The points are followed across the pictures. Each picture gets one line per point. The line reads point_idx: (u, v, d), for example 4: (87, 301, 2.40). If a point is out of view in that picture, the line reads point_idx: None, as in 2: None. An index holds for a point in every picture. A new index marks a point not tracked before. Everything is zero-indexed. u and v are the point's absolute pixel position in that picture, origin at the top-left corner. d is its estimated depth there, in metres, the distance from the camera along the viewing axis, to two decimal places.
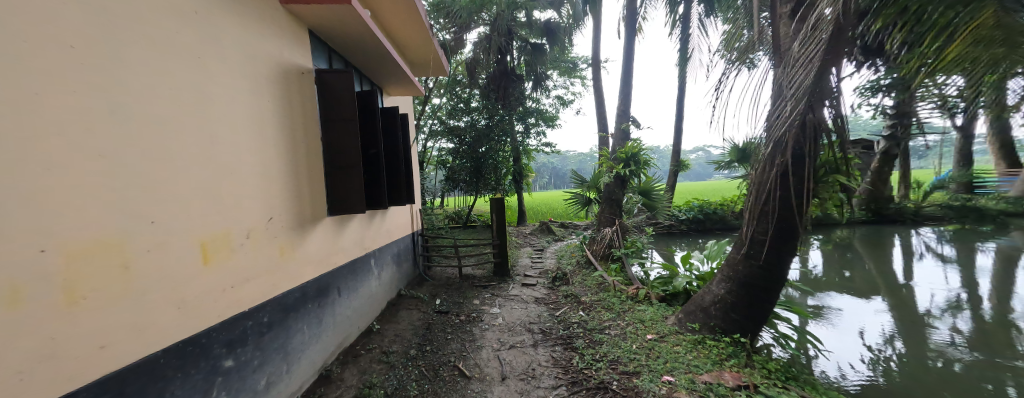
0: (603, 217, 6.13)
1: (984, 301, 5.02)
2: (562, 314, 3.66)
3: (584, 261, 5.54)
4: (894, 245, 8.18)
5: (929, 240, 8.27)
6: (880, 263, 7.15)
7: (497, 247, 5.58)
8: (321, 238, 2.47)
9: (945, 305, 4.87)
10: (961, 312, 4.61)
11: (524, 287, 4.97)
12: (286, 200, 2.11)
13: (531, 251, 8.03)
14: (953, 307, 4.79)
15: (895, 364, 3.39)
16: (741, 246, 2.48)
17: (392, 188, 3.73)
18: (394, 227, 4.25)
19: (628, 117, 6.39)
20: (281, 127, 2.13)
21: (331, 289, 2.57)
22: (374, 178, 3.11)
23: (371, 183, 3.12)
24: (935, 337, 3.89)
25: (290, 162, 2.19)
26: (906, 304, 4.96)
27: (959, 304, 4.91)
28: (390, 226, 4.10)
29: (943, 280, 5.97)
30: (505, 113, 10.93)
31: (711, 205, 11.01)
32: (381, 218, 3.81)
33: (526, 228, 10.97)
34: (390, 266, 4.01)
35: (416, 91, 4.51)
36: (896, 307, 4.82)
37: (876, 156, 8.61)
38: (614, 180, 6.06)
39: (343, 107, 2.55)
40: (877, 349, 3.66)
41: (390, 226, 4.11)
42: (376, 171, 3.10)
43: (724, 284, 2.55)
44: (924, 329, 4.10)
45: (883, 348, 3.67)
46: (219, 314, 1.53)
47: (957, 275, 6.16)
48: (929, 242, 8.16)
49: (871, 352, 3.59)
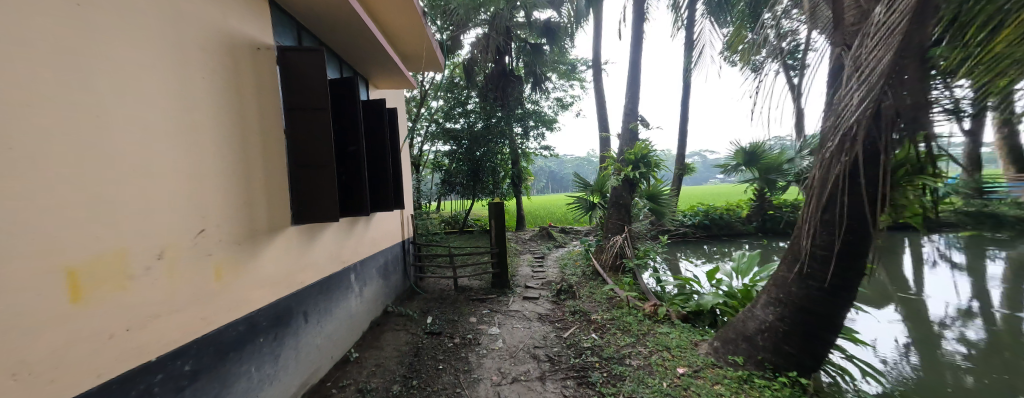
0: (611, 223, 5.68)
1: (997, 310, 4.64)
2: (572, 336, 3.20)
3: (590, 272, 5.11)
4: (903, 252, 7.84)
5: (940, 247, 7.95)
6: (888, 268, 6.79)
7: (495, 256, 5.12)
8: (281, 252, 2.00)
9: (956, 313, 4.51)
10: (973, 321, 4.25)
11: (525, 301, 4.52)
12: (229, 207, 1.64)
13: (532, 259, 7.56)
14: (964, 315, 4.43)
15: (907, 377, 2.94)
16: (796, 265, 2.05)
17: (378, 191, 3.28)
18: (380, 235, 3.78)
19: (636, 117, 5.97)
20: (223, 113, 1.67)
21: (295, 314, 2.10)
22: (354, 180, 2.65)
23: (352, 186, 2.66)
24: (948, 348, 3.45)
25: (238, 159, 1.73)
26: (916, 312, 4.58)
27: (970, 311, 4.57)
28: (376, 233, 3.63)
29: (955, 287, 5.67)
30: (503, 115, 10.56)
31: (716, 210, 10.68)
32: (364, 225, 3.35)
33: (526, 234, 10.57)
34: (375, 281, 3.54)
35: (407, 84, 4.07)
36: (905, 316, 4.41)
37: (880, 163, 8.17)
38: (621, 184, 5.64)
39: (312, 93, 2.10)
40: (891, 361, 3.17)
41: (376, 234, 3.65)
42: (357, 171, 2.65)
43: (773, 311, 2.12)
44: (933, 337, 3.70)
45: (896, 360, 3.18)
46: (99, 373, 1.07)
47: (968, 282, 5.86)
48: (939, 248, 7.85)
49: (883, 364, 3.11)
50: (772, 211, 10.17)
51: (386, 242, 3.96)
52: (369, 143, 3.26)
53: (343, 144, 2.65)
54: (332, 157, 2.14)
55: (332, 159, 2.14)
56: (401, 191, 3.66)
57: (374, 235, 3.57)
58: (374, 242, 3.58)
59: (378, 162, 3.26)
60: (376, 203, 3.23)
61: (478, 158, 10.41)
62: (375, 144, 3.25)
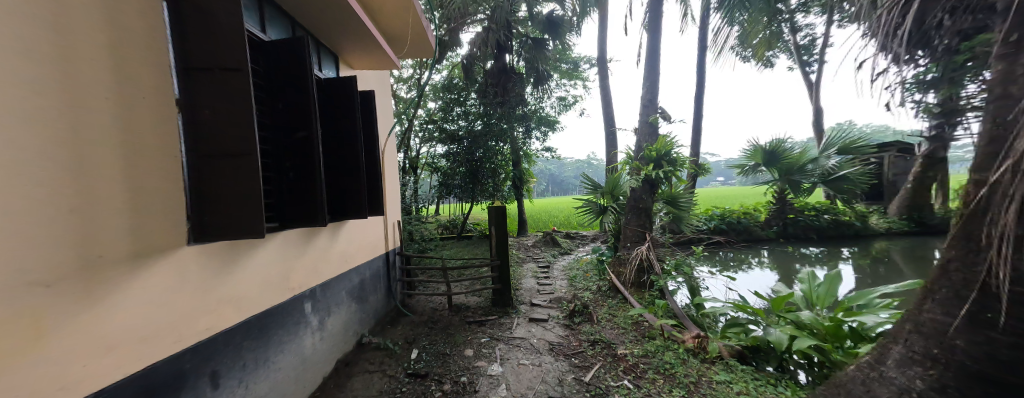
0: (629, 230, 4.91)
1: None
2: (596, 383, 2.47)
3: (607, 287, 4.39)
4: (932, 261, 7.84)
5: None
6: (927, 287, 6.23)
7: (496, 269, 4.41)
8: (164, 291, 1.31)
9: None
10: None
11: (533, 325, 3.81)
12: (21, 224, 0.95)
13: (536, 269, 6.79)
14: None
15: None
16: (961, 305, 1.30)
17: (348, 193, 2.59)
18: (355, 246, 3.08)
19: (655, 108, 5.26)
20: (20, 62, 0.98)
21: (195, 380, 1.40)
22: (307, 178, 1.99)
23: (305, 185, 2.00)
24: None
25: (56, 142, 1.04)
26: None
27: None
28: (348, 244, 2.94)
29: None
30: (502, 114, 9.80)
31: (732, 214, 9.94)
32: (332, 235, 2.66)
33: (528, 239, 9.85)
34: (346, 305, 2.83)
35: (390, 65, 3.36)
36: None
37: (920, 159, 9.23)
38: (641, 185, 4.88)
39: (221, 44, 1.40)
40: None
41: (349, 247, 2.95)
42: (311, 165, 1.99)
43: (921, 376, 1.38)
44: None
45: None
46: None
47: None
48: None
49: None
50: (792, 215, 9.60)
51: (364, 255, 3.26)
52: (337, 132, 2.57)
53: (291, 130, 1.98)
54: (254, 143, 1.45)
55: (255, 146, 1.45)
56: (381, 192, 2.96)
57: (345, 247, 2.87)
58: (346, 256, 2.88)
59: (348, 153, 2.57)
60: (344, 209, 2.55)
61: (478, 159, 9.76)
62: (344, 131, 2.55)
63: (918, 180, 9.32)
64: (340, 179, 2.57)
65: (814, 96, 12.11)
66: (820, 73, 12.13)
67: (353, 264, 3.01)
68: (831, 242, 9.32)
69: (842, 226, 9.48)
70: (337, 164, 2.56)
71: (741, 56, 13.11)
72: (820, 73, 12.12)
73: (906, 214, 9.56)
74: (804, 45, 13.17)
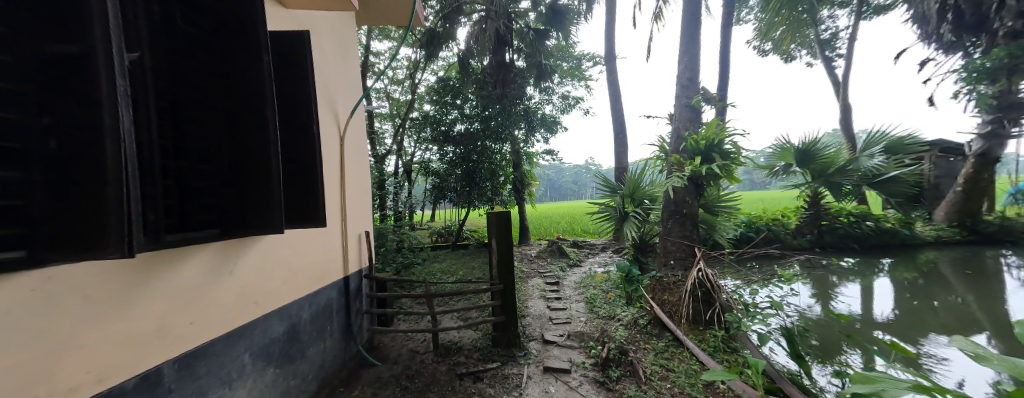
0: (669, 244, 3.77)
1: None
2: None
3: (648, 322, 3.28)
4: (998, 273, 6.80)
5: None
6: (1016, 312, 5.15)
7: (498, 295, 3.31)
8: None
9: None
10: None
11: (549, 380, 2.70)
12: None
13: (544, 287, 5.64)
14: None
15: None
16: None
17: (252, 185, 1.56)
18: (285, 271, 2.01)
19: (696, 89, 4.17)
20: None
21: None
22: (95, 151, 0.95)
23: (85, 167, 0.96)
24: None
25: None
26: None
27: None
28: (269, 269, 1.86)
29: None
30: (502, 110, 8.67)
31: (760, 221, 8.86)
32: (227, 259, 1.59)
33: (532, 249, 8.73)
34: (254, 378, 1.72)
35: (345, 5, 2.28)
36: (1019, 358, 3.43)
37: (972, 159, 8.31)
38: (685, 185, 3.76)
39: None
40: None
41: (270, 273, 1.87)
42: (97, 125, 0.95)
43: None
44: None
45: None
46: None
47: None
48: None
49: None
50: (827, 222, 8.55)
51: (304, 285, 2.19)
52: (241, 93, 1.51)
53: (66, 53, 0.92)
54: None
55: None
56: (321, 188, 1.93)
57: (259, 276, 1.78)
58: (262, 291, 1.80)
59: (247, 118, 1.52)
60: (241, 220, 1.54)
61: (474, 160, 8.63)
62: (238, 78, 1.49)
63: (970, 182, 8.35)
64: (231, 163, 1.51)
65: (841, 94, 11.11)
66: (846, 69, 11.14)
67: (279, 300, 1.95)
68: (871, 252, 8.28)
69: (885, 234, 8.43)
70: (224, 137, 1.49)
71: (758, 51, 12.11)
72: (847, 69, 11.14)
73: (957, 220, 8.53)
74: (825, 39, 12.17)
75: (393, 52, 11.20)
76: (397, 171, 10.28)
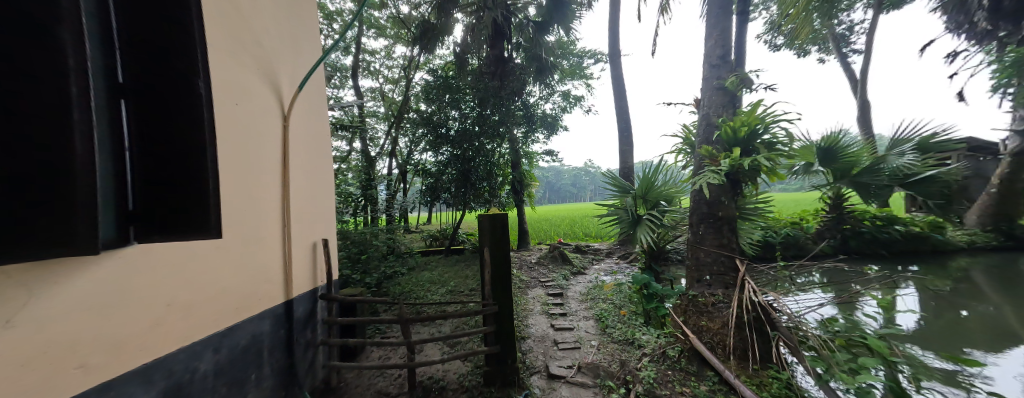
0: (703, 254, 3.03)
1: None
2: None
3: (683, 358, 2.59)
4: None
5: None
6: None
7: (490, 319, 2.62)
8: None
9: None
10: None
11: None
12: None
13: (546, 300, 4.94)
14: None
15: None
16: None
17: (49, 159, 0.88)
18: (163, 298, 1.36)
19: (730, 68, 3.46)
20: None
21: None
22: None
23: None
24: None
25: None
26: None
27: None
28: (114, 301, 1.18)
29: None
30: (500, 107, 7.95)
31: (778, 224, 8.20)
32: (6, 295, 0.91)
33: (532, 254, 8.02)
34: None
35: None
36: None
37: (1009, 158, 7.66)
38: (722, 183, 3.06)
39: None
40: None
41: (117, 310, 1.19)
42: None
43: None
44: None
45: None
46: None
47: None
48: None
49: None
50: (851, 225, 7.88)
51: (208, 316, 1.53)
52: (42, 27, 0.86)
53: None
54: None
55: None
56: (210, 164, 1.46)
57: (89, 315, 1.10)
58: (103, 338, 1.13)
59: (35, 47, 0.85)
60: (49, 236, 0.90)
61: (470, 160, 7.93)
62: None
63: (1008, 183, 7.68)
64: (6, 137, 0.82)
65: (858, 93, 10.49)
66: (865, 66, 10.53)
67: (147, 348, 1.27)
68: (900, 259, 7.65)
69: (914, 240, 7.76)
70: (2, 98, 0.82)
71: (770, 47, 11.51)
72: (865, 65, 10.52)
73: (992, 224, 7.87)
74: (840, 34, 11.58)
75: (388, 50, 10.54)
76: (388, 172, 9.60)
